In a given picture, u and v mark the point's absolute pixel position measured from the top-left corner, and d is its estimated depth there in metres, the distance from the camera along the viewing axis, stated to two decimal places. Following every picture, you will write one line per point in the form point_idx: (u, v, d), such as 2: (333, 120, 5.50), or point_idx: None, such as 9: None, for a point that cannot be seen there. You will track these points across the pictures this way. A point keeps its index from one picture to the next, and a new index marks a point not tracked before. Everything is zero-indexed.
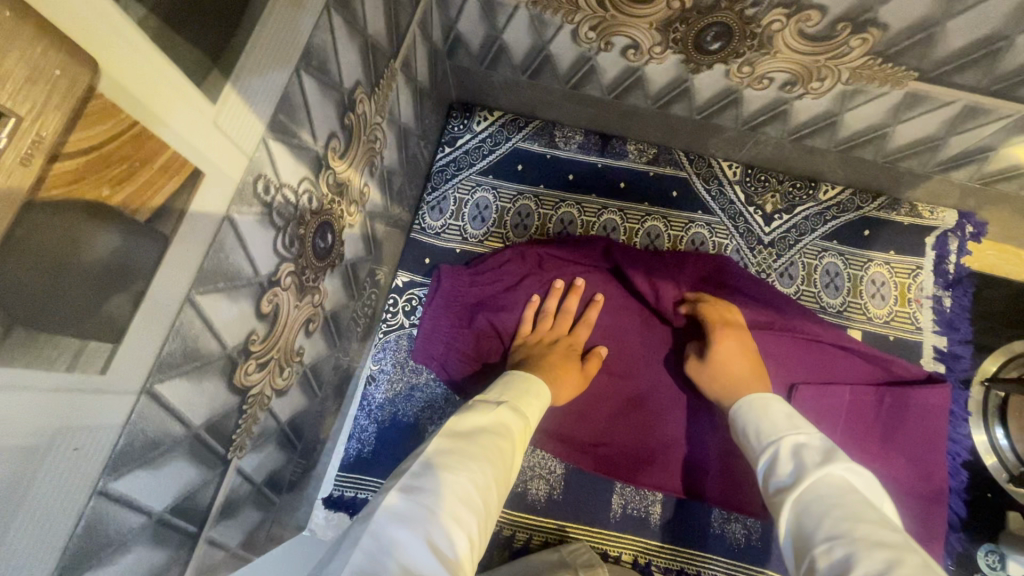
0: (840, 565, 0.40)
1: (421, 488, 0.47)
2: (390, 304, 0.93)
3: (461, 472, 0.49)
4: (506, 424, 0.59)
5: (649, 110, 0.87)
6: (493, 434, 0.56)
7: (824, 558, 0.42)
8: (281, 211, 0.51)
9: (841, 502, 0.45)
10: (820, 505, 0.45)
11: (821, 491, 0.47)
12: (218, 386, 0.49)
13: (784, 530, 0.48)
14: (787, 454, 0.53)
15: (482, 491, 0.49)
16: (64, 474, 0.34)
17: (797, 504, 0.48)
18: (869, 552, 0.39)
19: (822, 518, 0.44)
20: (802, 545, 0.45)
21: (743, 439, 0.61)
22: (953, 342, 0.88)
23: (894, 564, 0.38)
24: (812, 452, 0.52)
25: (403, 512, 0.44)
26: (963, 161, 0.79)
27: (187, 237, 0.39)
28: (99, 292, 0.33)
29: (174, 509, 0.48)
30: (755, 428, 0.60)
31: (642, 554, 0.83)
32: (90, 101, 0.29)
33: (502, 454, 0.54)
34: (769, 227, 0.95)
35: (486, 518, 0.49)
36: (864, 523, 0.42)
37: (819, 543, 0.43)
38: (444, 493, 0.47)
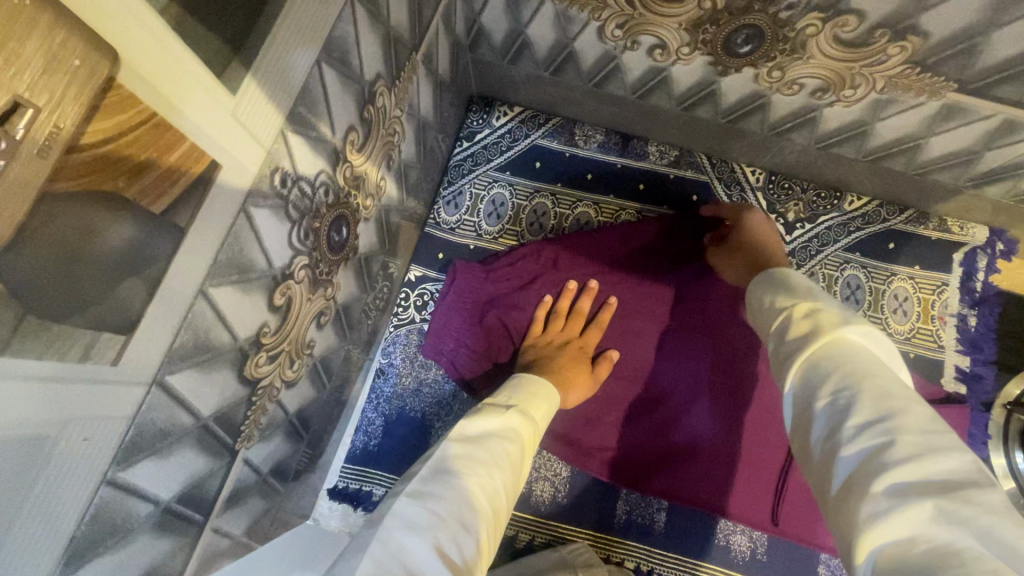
0: (841, 412, 0.41)
1: (433, 494, 0.46)
2: (402, 298, 0.92)
3: (471, 477, 0.49)
4: (514, 429, 0.58)
5: (673, 111, 0.85)
6: (504, 437, 0.56)
7: (828, 407, 0.42)
8: (297, 204, 0.51)
9: (855, 361, 0.43)
10: (830, 360, 0.45)
11: (835, 352, 0.45)
12: (228, 377, 0.49)
13: (792, 375, 0.47)
14: (803, 318, 0.51)
15: (491, 497, 0.49)
16: (74, 463, 0.34)
17: (809, 360, 0.47)
18: (875, 401, 0.40)
19: (833, 372, 0.43)
20: (804, 395, 0.45)
21: (758, 307, 0.59)
22: (976, 363, 0.86)
23: (898, 412, 0.38)
24: (831, 313, 0.49)
25: (412, 518, 0.44)
26: (997, 176, 0.76)
27: (202, 228, 0.39)
28: (113, 282, 0.33)
29: (180, 498, 0.48)
30: (772, 295, 0.57)
31: (644, 560, 0.82)
32: (109, 91, 0.29)
33: (510, 459, 0.54)
34: (790, 236, 0.92)
35: (494, 523, 0.48)
36: (873, 377, 0.42)
37: (823, 393, 0.43)
38: (458, 496, 0.46)
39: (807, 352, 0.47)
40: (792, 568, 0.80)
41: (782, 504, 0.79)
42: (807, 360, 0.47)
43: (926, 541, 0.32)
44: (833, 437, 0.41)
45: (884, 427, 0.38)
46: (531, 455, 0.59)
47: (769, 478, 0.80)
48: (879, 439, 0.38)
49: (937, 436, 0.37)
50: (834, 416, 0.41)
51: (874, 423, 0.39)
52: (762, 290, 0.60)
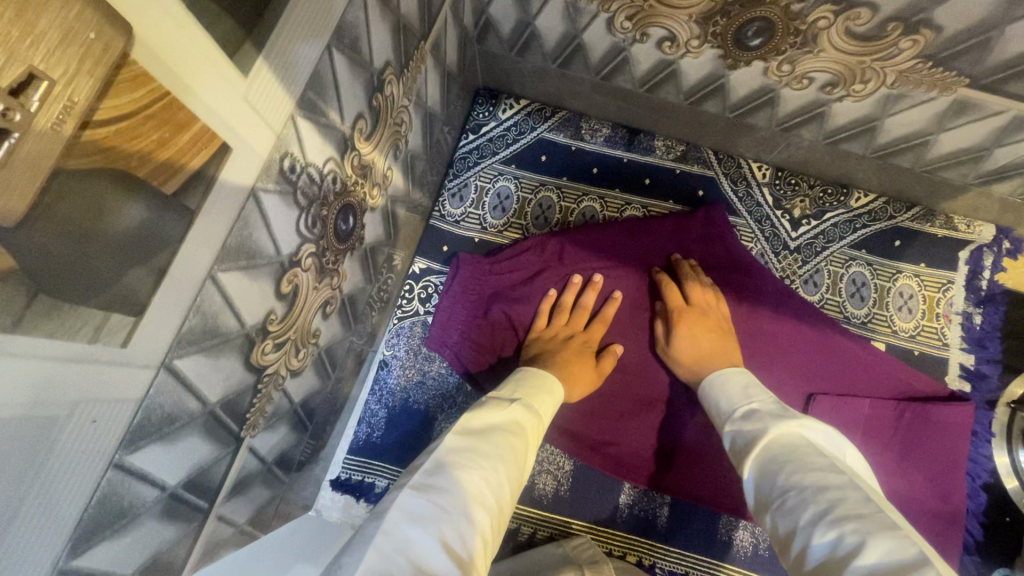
0: (793, 511, 0.45)
1: (437, 488, 0.46)
2: (406, 290, 0.92)
3: (475, 470, 0.48)
4: (519, 421, 0.58)
5: (681, 105, 0.85)
6: (509, 429, 0.56)
7: (780, 508, 0.46)
8: (305, 190, 0.50)
9: (791, 454, 0.50)
10: (774, 461, 0.51)
11: (773, 449, 0.52)
12: (235, 363, 0.48)
13: (746, 471, 0.53)
14: (743, 421, 0.58)
15: (496, 488, 0.49)
16: (83, 445, 0.34)
17: (756, 459, 0.53)
18: (818, 497, 0.44)
19: (778, 471, 0.49)
20: (761, 492, 0.50)
21: (711, 403, 0.66)
22: (980, 361, 0.86)
23: (836, 502, 0.42)
24: (767, 415, 0.57)
25: (417, 510, 0.43)
26: (1005, 174, 0.76)
27: (212, 210, 0.39)
28: (124, 262, 0.32)
29: (186, 485, 0.48)
30: (721, 399, 0.65)
31: (647, 554, 0.82)
32: (124, 69, 0.28)
33: (514, 451, 0.53)
34: (796, 233, 0.92)
35: (500, 514, 0.48)
36: (810, 471, 0.47)
37: (773, 496, 0.48)
38: (460, 491, 0.46)
39: (756, 447, 0.53)
40: None
41: None
42: (757, 458, 0.53)
43: None
44: (797, 537, 0.43)
45: (825, 519, 0.42)
46: (536, 448, 0.59)
47: None
48: (829, 533, 0.41)
49: (872, 517, 0.40)
50: (789, 517, 0.45)
51: (818, 518, 0.42)
52: (712, 388, 0.67)
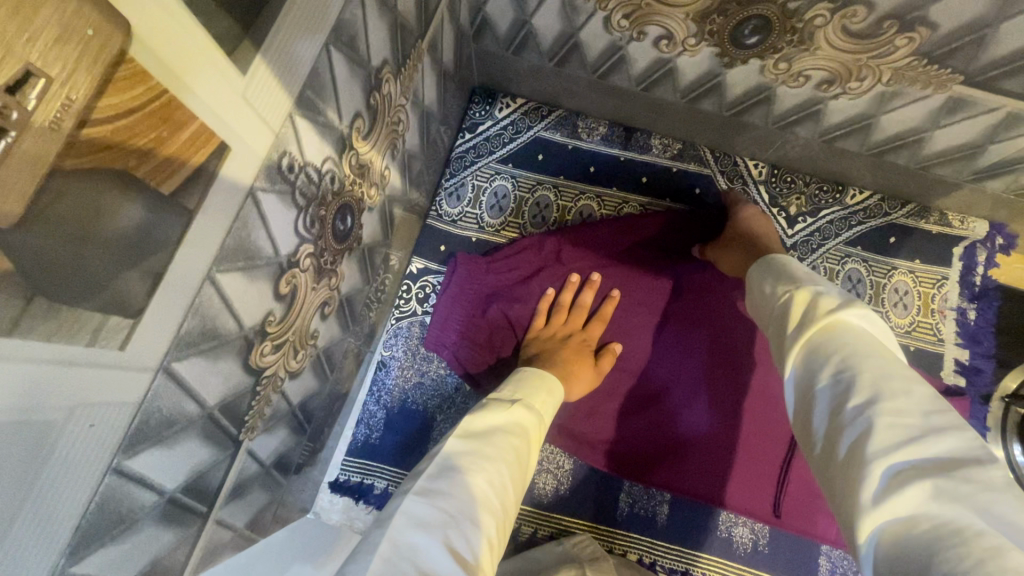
0: (841, 393, 0.41)
1: (441, 490, 0.46)
2: (403, 290, 0.92)
3: (479, 474, 0.48)
4: (520, 422, 0.58)
5: (678, 104, 0.85)
6: (511, 429, 0.56)
7: (827, 388, 0.43)
8: (303, 190, 0.50)
9: (851, 343, 0.44)
10: (832, 344, 0.45)
11: (833, 335, 0.46)
12: (233, 365, 0.48)
13: (792, 357, 0.49)
14: (801, 304, 0.51)
15: (499, 490, 0.49)
16: (81, 449, 0.34)
17: (809, 344, 0.48)
18: (875, 383, 0.40)
19: (833, 355, 0.44)
20: (805, 374, 0.46)
21: (758, 294, 0.60)
22: (975, 356, 0.87)
23: (897, 395, 0.39)
24: (827, 299, 0.50)
25: (422, 517, 0.43)
26: (999, 170, 0.77)
27: (211, 210, 0.38)
28: (122, 264, 0.32)
29: (185, 489, 0.47)
30: (775, 283, 0.58)
31: (647, 551, 0.82)
32: (121, 67, 0.28)
33: (518, 453, 0.53)
34: (792, 230, 0.93)
35: (503, 518, 0.48)
36: (873, 359, 0.42)
37: (824, 374, 0.44)
38: (465, 492, 0.46)
39: (804, 341, 0.48)
40: (793, 559, 0.80)
41: (785, 496, 0.79)
42: (807, 343, 0.48)
43: (929, 519, 0.33)
44: (834, 423, 0.41)
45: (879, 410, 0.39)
46: (537, 447, 0.59)
47: (772, 472, 0.79)
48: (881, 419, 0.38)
49: (935, 418, 0.37)
50: (832, 402, 0.42)
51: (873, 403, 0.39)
52: (761, 278, 0.61)
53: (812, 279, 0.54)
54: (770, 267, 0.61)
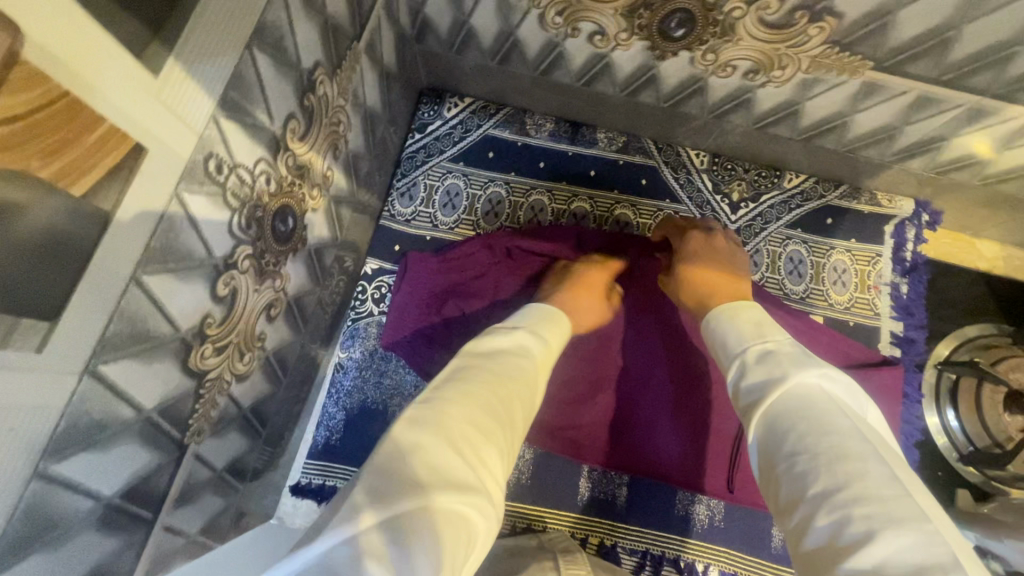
0: (803, 480, 0.42)
1: (449, 399, 0.45)
2: (359, 292, 0.92)
3: (482, 385, 0.48)
4: (525, 347, 0.58)
5: (618, 97, 0.88)
6: (517, 354, 0.56)
7: (787, 470, 0.44)
8: (235, 192, 0.50)
9: (809, 413, 0.45)
10: (786, 415, 0.46)
11: (788, 401, 0.47)
12: (171, 368, 0.48)
13: (752, 426, 0.49)
14: (755, 364, 0.53)
15: (505, 403, 0.49)
16: (1, 454, 0.33)
17: (766, 410, 0.48)
18: (831, 470, 0.41)
19: (788, 429, 0.45)
20: (765, 446, 0.47)
21: (717, 346, 0.60)
22: (909, 327, 0.91)
23: (853, 481, 0.39)
24: (783, 359, 0.51)
25: (423, 417, 0.42)
26: (918, 150, 0.81)
27: (130, 209, 0.38)
28: (29, 266, 0.32)
29: (125, 494, 0.47)
30: (726, 337, 0.59)
31: (609, 535, 0.83)
32: (14, 69, 0.28)
33: (522, 373, 0.54)
34: (736, 216, 0.96)
35: (507, 426, 0.48)
36: (829, 436, 0.43)
37: (782, 455, 0.45)
38: (467, 402, 0.45)
39: (761, 406, 0.49)
40: (748, 532, 0.83)
41: (738, 473, 0.82)
42: (764, 410, 0.49)
43: None
44: (798, 507, 0.41)
45: (837, 502, 0.39)
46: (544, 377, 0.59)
47: (724, 450, 0.82)
48: (837, 514, 0.38)
49: (889, 504, 0.38)
50: (793, 485, 0.42)
51: (831, 493, 0.40)
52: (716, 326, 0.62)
53: (761, 334, 0.56)
54: (723, 316, 0.62)
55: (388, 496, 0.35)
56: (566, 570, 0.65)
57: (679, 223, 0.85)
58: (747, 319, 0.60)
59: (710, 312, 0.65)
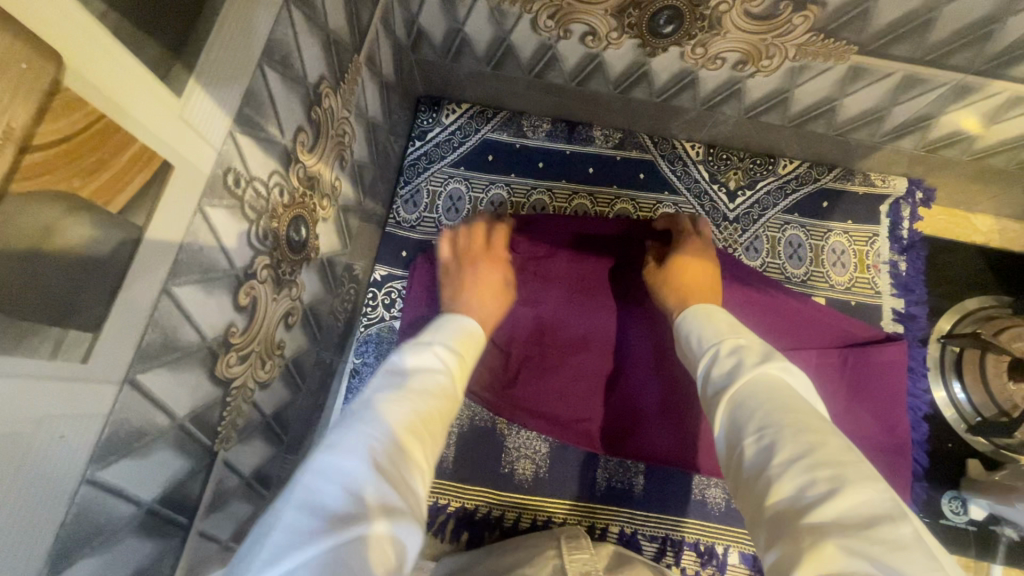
0: (766, 453, 0.41)
1: (364, 419, 0.43)
2: (370, 298, 0.94)
3: (396, 396, 0.46)
4: (444, 358, 0.55)
5: (611, 95, 0.90)
6: (436, 363, 0.54)
7: (751, 446, 0.42)
8: (252, 204, 0.52)
9: (774, 393, 0.45)
10: (754, 397, 0.45)
11: (755, 383, 0.47)
12: (200, 376, 0.50)
13: (717, 415, 0.48)
14: (726, 355, 0.52)
15: (428, 414, 0.47)
16: (53, 460, 0.35)
17: (732, 396, 0.47)
18: (795, 437, 0.40)
19: (756, 407, 0.44)
20: (730, 430, 0.45)
21: (686, 342, 0.60)
22: (910, 303, 0.93)
23: (816, 447, 0.39)
24: (751, 354, 0.51)
25: (330, 447, 0.40)
26: (908, 130, 0.83)
27: (160, 224, 0.40)
28: (76, 284, 0.34)
29: (162, 500, 0.49)
30: (701, 333, 0.58)
31: (627, 523, 0.85)
32: (57, 96, 0.30)
33: (445, 383, 0.52)
34: (734, 204, 0.98)
35: (432, 439, 0.46)
36: (792, 411, 0.42)
37: (748, 433, 0.43)
38: (389, 420, 0.43)
39: (727, 392, 0.48)
40: None
41: None
42: (731, 394, 0.47)
43: None
44: (760, 481, 0.40)
45: (800, 467, 0.38)
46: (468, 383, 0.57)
47: None
48: (800, 478, 0.37)
49: (850, 468, 0.37)
50: (758, 458, 0.41)
51: (794, 460, 0.39)
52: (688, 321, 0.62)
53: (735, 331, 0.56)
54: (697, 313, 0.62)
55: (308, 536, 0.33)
56: (569, 556, 0.65)
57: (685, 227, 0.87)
58: (722, 319, 0.60)
59: (687, 309, 0.64)
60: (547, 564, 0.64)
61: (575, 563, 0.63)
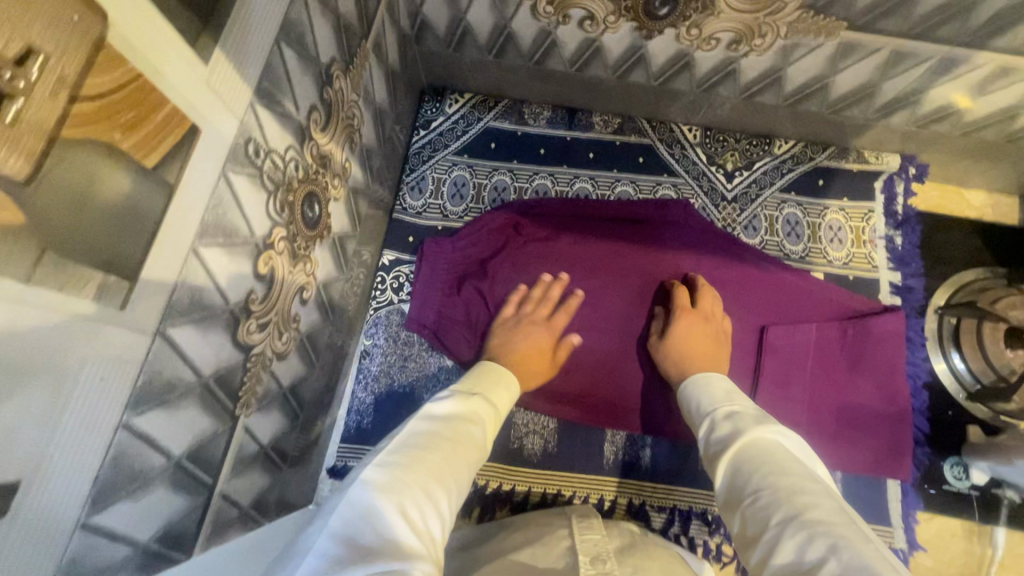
0: (765, 514, 0.48)
1: (394, 462, 0.49)
2: (379, 282, 0.96)
3: (435, 448, 0.52)
4: (479, 409, 0.63)
5: (610, 80, 0.93)
6: (467, 413, 0.61)
7: (751, 508, 0.49)
8: (271, 175, 0.55)
9: (769, 460, 0.53)
10: (752, 462, 0.53)
11: (753, 447, 0.55)
12: (223, 339, 0.52)
13: (722, 477, 0.56)
14: (722, 420, 0.62)
15: (457, 466, 0.53)
16: (94, 400, 0.37)
17: (734, 461, 0.55)
18: (789, 500, 0.47)
19: (755, 471, 0.52)
20: (734, 495, 0.53)
21: (691, 407, 0.70)
22: (906, 276, 0.95)
23: (808, 509, 0.45)
24: (746, 419, 0.60)
25: (373, 488, 0.45)
26: (899, 105, 0.86)
27: (189, 184, 0.43)
28: (116, 231, 0.36)
29: (190, 456, 0.51)
30: (699, 400, 0.69)
31: (636, 495, 0.87)
32: (101, 51, 0.33)
33: (477, 434, 0.58)
34: (731, 184, 1.01)
35: (459, 493, 0.51)
36: (786, 476, 0.50)
37: (747, 496, 0.51)
38: (423, 471, 0.49)
39: (727, 457, 0.57)
40: None
41: None
42: (731, 459, 0.56)
43: None
44: (763, 542, 0.46)
45: (794, 527, 0.44)
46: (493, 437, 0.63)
47: None
48: (795, 538, 0.43)
49: (838, 526, 0.43)
50: (759, 520, 0.48)
51: (789, 520, 0.45)
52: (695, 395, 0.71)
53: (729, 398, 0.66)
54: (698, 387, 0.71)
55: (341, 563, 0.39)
56: (580, 536, 0.65)
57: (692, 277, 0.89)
58: (720, 385, 0.71)
59: (689, 378, 0.75)
60: (557, 545, 0.64)
61: (586, 542, 0.63)
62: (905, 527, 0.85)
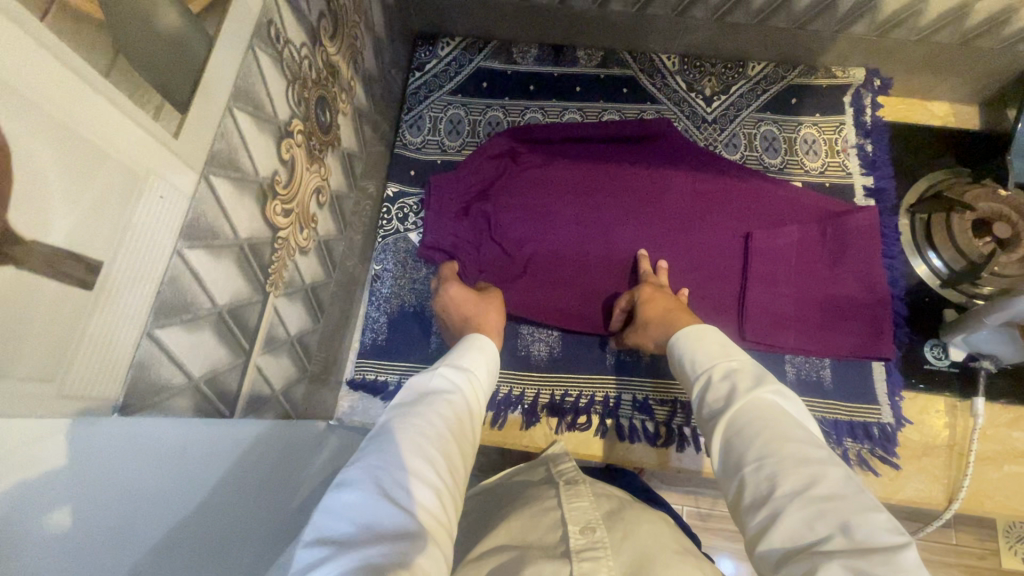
0: (770, 482, 0.46)
1: (368, 455, 0.50)
2: (385, 213, 1.02)
3: (413, 428, 0.53)
4: (461, 386, 0.62)
5: (592, 10, 1.01)
6: (447, 393, 0.60)
7: (753, 475, 0.48)
8: (290, 65, 0.60)
9: (772, 424, 0.50)
10: (752, 426, 0.51)
11: (754, 408, 0.52)
12: (255, 209, 0.57)
13: (718, 435, 0.53)
14: (720, 379, 0.58)
15: (437, 445, 0.53)
16: (153, 216, 0.42)
17: (732, 423, 0.53)
18: (796, 470, 0.46)
19: (757, 437, 0.50)
20: (731, 459, 0.51)
21: (682, 371, 0.64)
22: (878, 179, 1.01)
23: (817, 480, 0.44)
24: (745, 378, 0.56)
25: (350, 479, 0.47)
26: (858, 14, 0.93)
27: (226, 46, 0.49)
28: (172, 58, 0.42)
29: (230, 311, 0.55)
30: (692, 357, 0.63)
31: (638, 391, 0.92)
32: None
33: (458, 413, 0.59)
34: (711, 107, 1.07)
35: (449, 470, 0.52)
36: (790, 443, 0.48)
37: (749, 460, 0.49)
38: (401, 453, 0.50)
39: (722, 422, 0.53)
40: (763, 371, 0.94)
41: (749, 309, 0.90)
42: (729, 423, 0.53)
43: None
44: (765, 507, 0.45)
45: (804, 498, 0.44)
46: (476, 418, 0.63)
47: (729, 307, 0.93)
48: (804, 512, 0.43)
49: (848, 500, 0.43)
50: (761, 487, 0.47)
51: (798, 491, 0.44)
52: (684, 351, 0.64)
53: (723, 356, 0.60)
54: (687, 341, 0.65)
55: (320, 559, 0.41)
56: (569, 506, 0.61)
57: (646, 269, 0.90)
58: (714, 337, 0.64)
59: (677, 333, 0.68)
60: (547, 516, 0.60)
61: (575, 511, 0.59)
62: (892, 405, 0.91)
